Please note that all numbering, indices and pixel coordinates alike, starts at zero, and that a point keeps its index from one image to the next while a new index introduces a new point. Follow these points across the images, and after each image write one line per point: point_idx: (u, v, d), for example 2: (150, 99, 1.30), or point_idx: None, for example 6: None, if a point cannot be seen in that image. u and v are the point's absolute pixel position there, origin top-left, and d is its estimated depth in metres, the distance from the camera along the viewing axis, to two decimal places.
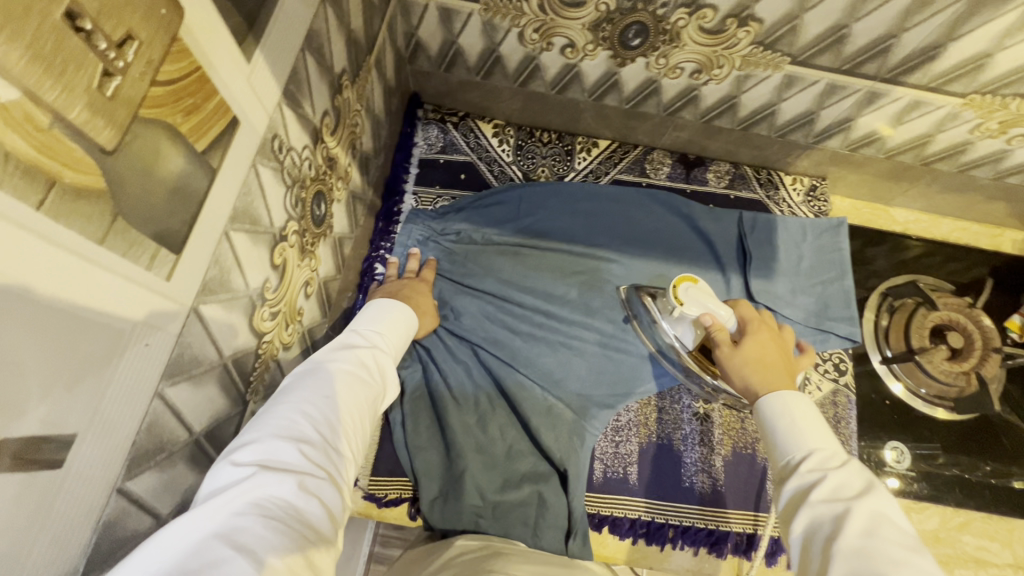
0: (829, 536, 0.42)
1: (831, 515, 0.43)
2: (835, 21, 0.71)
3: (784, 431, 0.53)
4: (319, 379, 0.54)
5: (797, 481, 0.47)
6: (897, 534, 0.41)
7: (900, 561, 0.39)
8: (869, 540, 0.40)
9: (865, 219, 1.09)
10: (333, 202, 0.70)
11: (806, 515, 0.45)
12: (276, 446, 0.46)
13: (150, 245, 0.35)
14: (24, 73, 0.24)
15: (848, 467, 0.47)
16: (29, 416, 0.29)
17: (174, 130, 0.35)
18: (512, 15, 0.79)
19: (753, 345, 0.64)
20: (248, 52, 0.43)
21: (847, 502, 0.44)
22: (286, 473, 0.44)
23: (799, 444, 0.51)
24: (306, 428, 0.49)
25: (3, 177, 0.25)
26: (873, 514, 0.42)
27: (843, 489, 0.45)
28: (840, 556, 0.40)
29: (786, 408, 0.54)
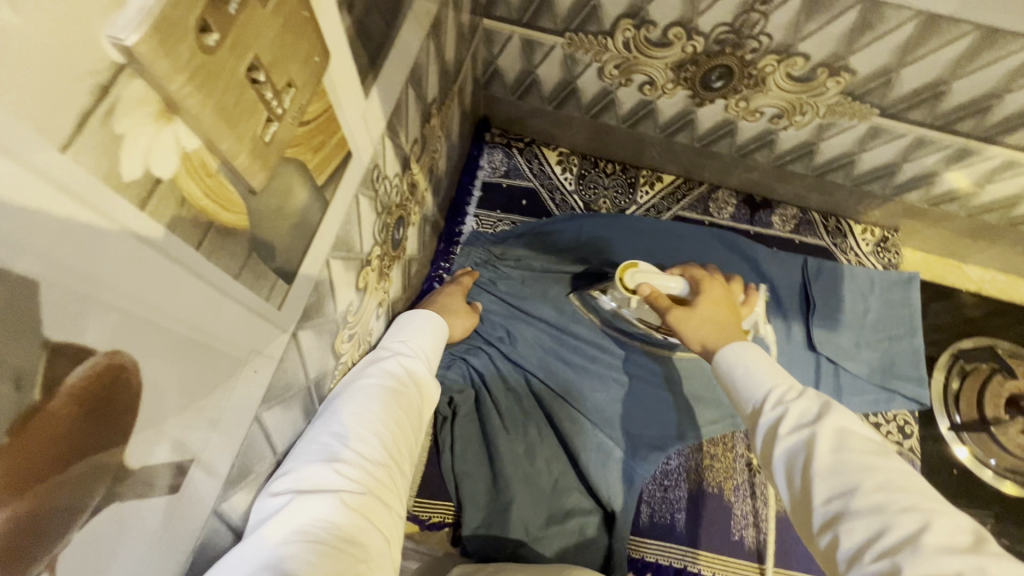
0: (805, 463, 0.42)
1: (800, 442, 0.43)
2: (934, 78, 0.68)
3: (744, 376, 0.51)
4: (350, 397, 0.52)
5: (767, 419, 0.46)
6: (861, 443, 0.42)
7: (871, 466, 0.40)
8: (842, 455, 0.41)
9: (936, 275, 1.04)
10: (409, 226, 0.71)
11: (782, 450, 0.44)
12: (309, 471, 0.45)
13: (271, 277, 0.36)
14: (210, 125, 0.25)
15: (806, 396, 0.46)
16: (162, 444, 0.29)
17: (305, 168, 0.36)
18: (594, 50, 0.80)
19: (705, 306, 0.64)
20: (367, 88, 0.44)
21: (815, 425, 0.44)
22: (321, 494, 0.43)
23: (759, 383, 0.49)
24: (337, 446, 0.47)
25: (178, 222, 0.25)
26: (839, 430, 0.43)
27: (805, 415, 0.45)
28: (820, 475, 0.41)
29: (745, 354, 0.52)
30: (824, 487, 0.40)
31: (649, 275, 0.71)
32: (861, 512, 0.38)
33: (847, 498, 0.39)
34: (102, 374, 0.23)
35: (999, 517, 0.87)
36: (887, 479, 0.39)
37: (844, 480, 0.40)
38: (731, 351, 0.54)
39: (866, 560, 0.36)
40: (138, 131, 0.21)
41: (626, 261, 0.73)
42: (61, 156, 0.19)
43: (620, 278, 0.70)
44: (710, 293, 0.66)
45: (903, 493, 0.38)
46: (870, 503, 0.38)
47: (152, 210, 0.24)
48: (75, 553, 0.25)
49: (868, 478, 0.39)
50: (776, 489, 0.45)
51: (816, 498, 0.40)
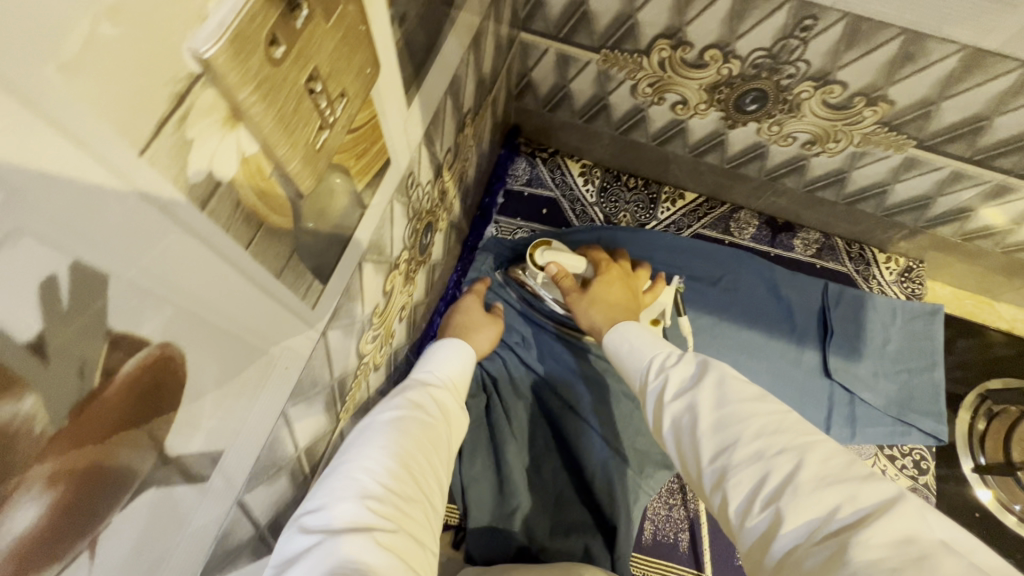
0: (690, 427, 0.43)
1: (683, 406, 0.44)
2: (976, 113, 0.67)
3: (629, 350, 0.54)
4: (381, 428, 0.50)
5: (653, 387, 0.47)
6: (738, 392, 0.42)
7: (749, 414, 0.40)
8: (721, 410, 0.41)
9: (968, 311, 1.01)
10: (436, 231, 0.72)
11: (668, 418, 0.44)
12: (341, 509, 0.42)
13: (309, 278, 0.37)
14: (269, 132, 0.26)
15: (683, 359, 0.47)
16: (198, 435, 0.30)
17: (348, 173, 0.38)
18: (629, 68, 0.80)
19: (599, 289, 0.71)
20: (410, 98, 0.45)
21: (693, 387, 0.44)
22: (355, 533, 0.40)
23: (642, 357, 0.52)
24: (370, 482, 0.45)
25: (232, 222, 0.26)
26: (717, 383, 0.43)
27: (686, 377, 0.46)
28: (704, 435, 0.41)
29: (629, 331, 0.56)
30: (707, 449, 0.41)
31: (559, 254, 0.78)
32: (742, 463, 0.38)
33: (730, 451, 0.39)
34: (152, 365, 0.24)
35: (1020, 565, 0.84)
36: (763, 424, 0.40)
37: (724, 435, 0.40)
38: (619, 331, 0.57)
39: (755, 512, 0.37)
40: (206, 137, 0.23)
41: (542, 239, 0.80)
42: (138, 158, 0.20)
43: (531, 254, 0.77)
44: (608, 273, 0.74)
45: (779, 434, 0.39)
46: (750, 452, 0.39)
47: (211, 210, 0.25)
48: (111, 534, 0.26)
49: (745, 430, 0.40)
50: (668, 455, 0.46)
51: (703, 459, 0.41)
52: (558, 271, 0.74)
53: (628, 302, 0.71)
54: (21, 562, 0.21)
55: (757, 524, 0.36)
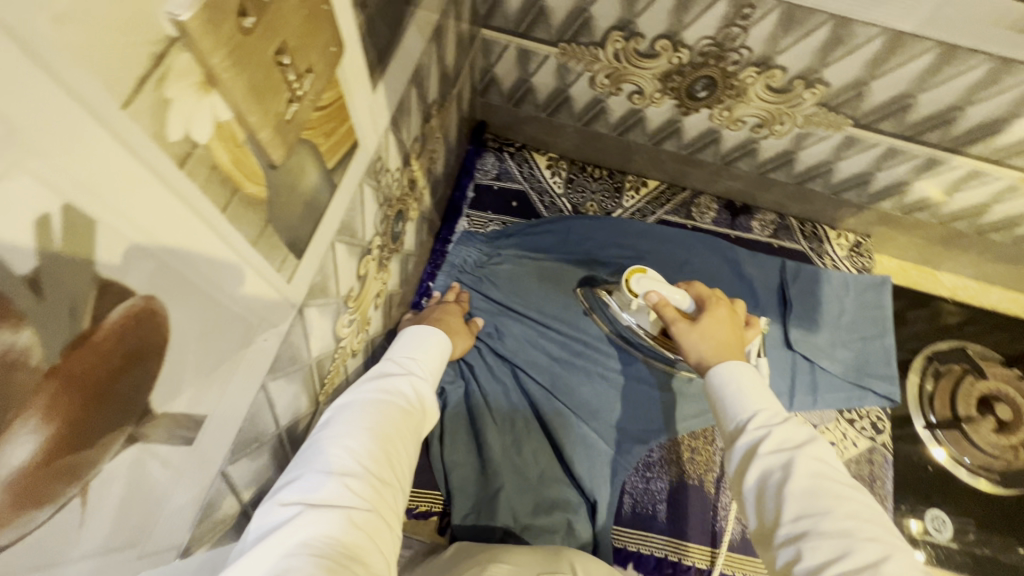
0: (779, 485, 0.45)
1: (777, 463, 0.46)
2: (902, 91, 0.73)
3: (732, 392, 0.53)
4: (361, 407, 0.51)
5: (749, 437, 0.49)
6: (835, 475, 0.45)
7: (842, 496, 0.43)
8: (818, 482, 0.44)
9: (912, 281, 1.09)
10: (407, 220, 0.74)
11: (757, 467, 0.46)
12: (319, 484, 0.43)
13: (283, 250, 0.39)
14: (241, 99, 0.28)
15: (791, 423, 0.48)
16: (182, 395, 0.32)
17: (317, 150, 0.39)
18: (586, 60, 0.84)
19: (709, 322, 0.66)
20: (375, 83, 0.47)
21: (794, 450, 0.46)
22: (331, 510, 0.42)
23: (746, 405, 0.51)
24: (350, 460, 0.46)
25: (208, 184, 0.28)
26: (816, 460, 0.45)
27: (786, 441, 0.47)
28: (794, 495, 0.44)
29: (736, 371, 0.54)
30: (792, 509, 0.43)
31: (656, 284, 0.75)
32: (827, 533, 0.41)
33: (816, 520, 0.42)
34: (137, 316, 0.26)
35: (971, 515, 0.90)
36: (855, 510, 0.42)
37: (816, 504, 0.43)
38: (723, 369, 0.55)
39: None
40: (183, 99, 0.25)
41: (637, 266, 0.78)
42: (121, 112, 0.21)
43: (627, 282, 0.75)
44: (713, 309, 0.68)
45: (867, 525, 0.41)
46: (837, 529, 0.41)
47: (189, 170, 0.26)
48: (101, 484, 0.27)
49: (839, 507, 0.42)
50: (742, 504, 0.48)
51: (784, 516, 0.43)
52: (660, 302, 0.70)
53: (739, 345, 0.64)
54: (21, 492, 0.22)
55: None
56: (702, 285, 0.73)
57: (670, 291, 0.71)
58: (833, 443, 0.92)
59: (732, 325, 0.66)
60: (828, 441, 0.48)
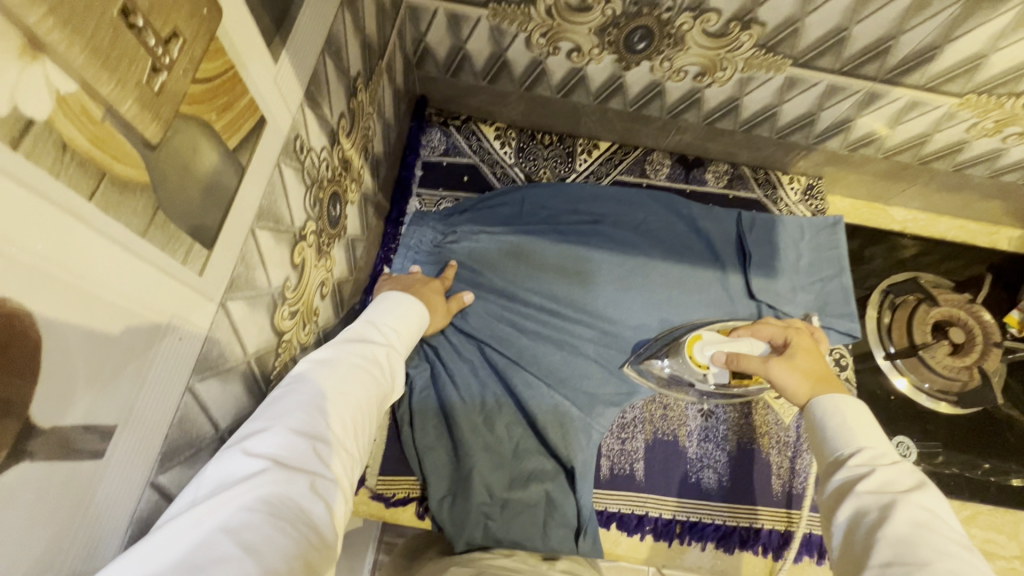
0: (874, 524, 0.43)
1: (875, 503, 0.44)
2: (836, 24, 0.73)
3: (838, 426, 0.53)
4: (338, 368, 0.50)
5: (848, 470, 0.49)
6: (944, 530, 0.41)
7: (946, 551, 0.39)
8: (920, 531, 0.41)
9: (864, 218, 1.11)
10: (347, 204, 0.71)
11: (851, 502, 0.46)
12: (290, 441, 0.43)
13: (186, 239, 0.36)
14: (83, 66, 0.25)
15: (902, 468, 0.47)
16: (75, 404, 0.29)
17: (210, 128, 0.36)
18: (519, 20, 0.81)
19: (799, 358, 0.70)
20: (275, 53, 0.44)
21: (897, 495, 0.44)
22: (296, 471, 0.41)
23: (852, 440, 0.51)
24: (322, 424, 0.45)
25: (60, 167, 0.25)
26: (925, 512, 0.43)
27: (890, 484, 0.45)
28: (888, 539, 0.41)
29: (844, 406, 0.55)
30: (883, 551, 0.41)
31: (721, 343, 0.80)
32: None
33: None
34: None
35: (932, 438, 0.93)
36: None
37: (914, 558, 0.39)
38: (825, 405, 0.55)
39: None
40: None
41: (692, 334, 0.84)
42: None
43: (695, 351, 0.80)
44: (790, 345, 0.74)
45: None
46: None
47: (27, 152, 0.23)
48: None
49: (943, 564, 0.38)
50: (831, 542, 0.46)
51: (873, 561, 0.41)
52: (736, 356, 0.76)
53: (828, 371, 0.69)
54: None
55: None
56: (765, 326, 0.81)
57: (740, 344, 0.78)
58: None
59: (818, 351, 0.72)
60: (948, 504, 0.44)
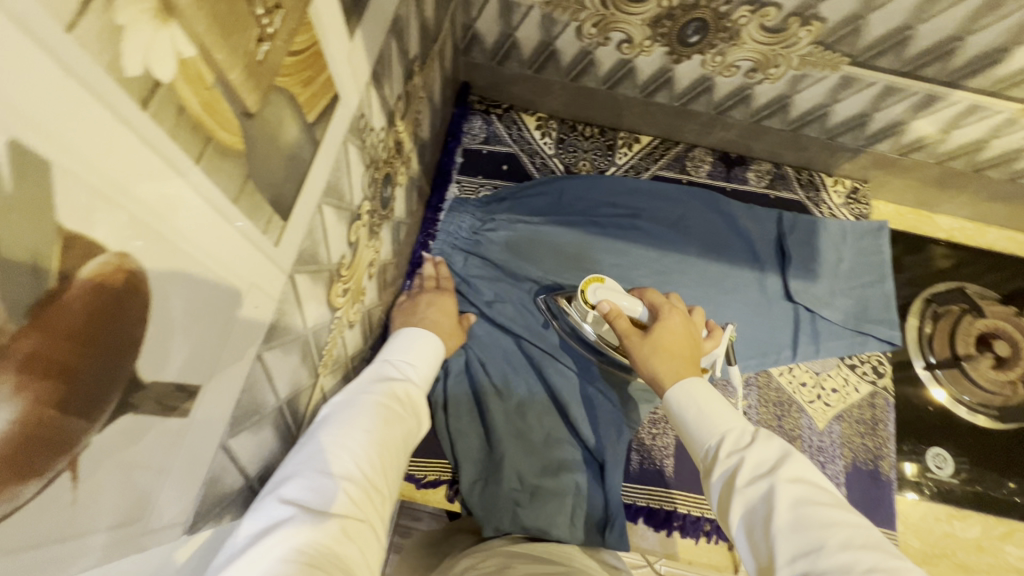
0: (765, 518, 0.45)
1: (759, 495, 0.47)
2: (901, 23, 0.71)
3: (696, 416, 0.56)
4: (360, 410, 0.52)
5: (725, 463, 0.50)
6: (819, 498, 0.45)
7: (830, 520, 0.43)
8: (801, 509, 0.44)
9: (908, 225, 1.08)
10: (396, 186, 0.71)
11: (740, 502, 0.47)
12: (318, 487, 0.44)
13: (267, 210, 0.37)
14: (204, 32, 0.25)
15: (761, 442, 0.50)
16: (171, 360, 0.30)
17: (295, 101, 0.37)
18: (572, 9, 0.81)
19: (662, 334, 0.66)
20: (352, 30, 0.44)
21: (771, 475, 0.47)
22: (327, 518, 0.42)
23: (711, 429, 0.54)
24: (346, 466, 0.47)
25: (176, 128, 0.26)
26: (795, 481, 0.46)
27: (760, 463, 0.49)
28: (782, 531, 0.44)
29: (696, 392, 0.57)
30: (786, 546, 0.43)
31: (612, 292, 0.74)
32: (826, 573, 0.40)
33: (811, 558, 0.41)
34: (111, 274, 0.24)
35: (970, 452, 0.91)
36: (848, 537, 0.42)
37: (807, 539, 0.42)
38: (681, 392, 0.58)
39: None
40: (137, 27, 0.22)
41: (594, 275, 0.78)
42: (66, 36, 0.19)
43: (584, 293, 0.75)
44: (667, 317, 0.69)
45: (864, 552, 0.41)
46: (836, 560, 0.40)
47: (154, 112, 0.24)
48: (92, 458, 0.25)
49: (829, 535, 0.42)
50: (736, 544, 0.48)
51: (779, 554, 0.43)
52: (613, 312, 0.71)
53: (689, 351, 0.65)
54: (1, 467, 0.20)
55: None
56: (657, 292, 0.74)
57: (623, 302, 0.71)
58: (835, 389, 0.93)
59: (683, 332, 0.67)
60: (807, 458, 0.49)
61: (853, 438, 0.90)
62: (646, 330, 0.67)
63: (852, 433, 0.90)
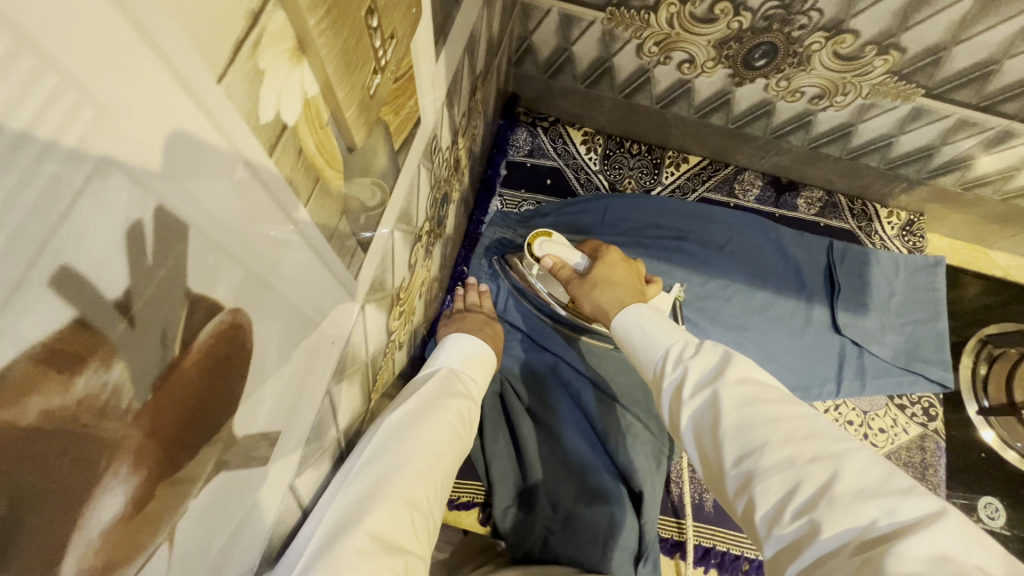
0: (712, 423, 0.42)
1: (703, 404, 0.43)
2: (987, 57, 0.68)
3: (640, 339, 0.54)
4: (428, 428, 0.50)
5: (672, 377, 0.47)
6: (765, 394, 0.41)
7: (774, 417, 0.39)
8: (744, 409, 0.40)
9: (963, 260, 1.04)
10: (450, 202, 0.69)
11: (687, 413, 0.44)
12: (388, 513, 0.41)
13: (353, 243, 0.35)
14: (331, 70, 0.23)
15: (703, 350, 0.47)
16: (259, 411, 0.28)
17: (388, 130, 0.35)
18: (636, 26, 0.78)
19: (599, 270, 0.68)
20: (438, 52, 0.42)
21: (713, 383, 0.43)
22: (394, 551, 0.40)
23: (656, 346, 0.51)
24: (414, 492, 0.44)
25: (293, 172, 0.24)
26: (741, 382, 0.42)
27: (706, 370, 0.45)
28: (728, 435, 0.40)
29: (638, 316, 0.56)
30: (730, 448, 0.40)
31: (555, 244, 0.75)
32: (770, 469, 0.37)
33: (756, 456, 0.38)
34: (223, 332, 0.22)
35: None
36: (793, 430, 0.38)
37: (751, 437, 0.39)
38: (628, 317, 0.56)
39: (785, 520, 0.35)
40: (276, 70, 0.20)
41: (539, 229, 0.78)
42: (215, 86, 0.17)
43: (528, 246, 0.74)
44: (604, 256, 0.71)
45: (811, 440, 0.37)
46: (779, 457, 0.37)
47: (277, 157, 0.22)
48: (189, 522, 0.24)
49: (772, 432, 0.38)
50: (686, 449, 0.45)
51: (727, 461, 0.40)
52: (555, 263, 0.72)
53: (629, 278, 0.67)
54: (110, 550, 0.18)
55: (787, 533, 0.35)
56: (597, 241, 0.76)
57: (564, 251, 0.72)
58: (883, 430, 0.89)
59: (620, 263, 0.69)
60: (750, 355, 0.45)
61: None
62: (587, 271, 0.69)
63: None
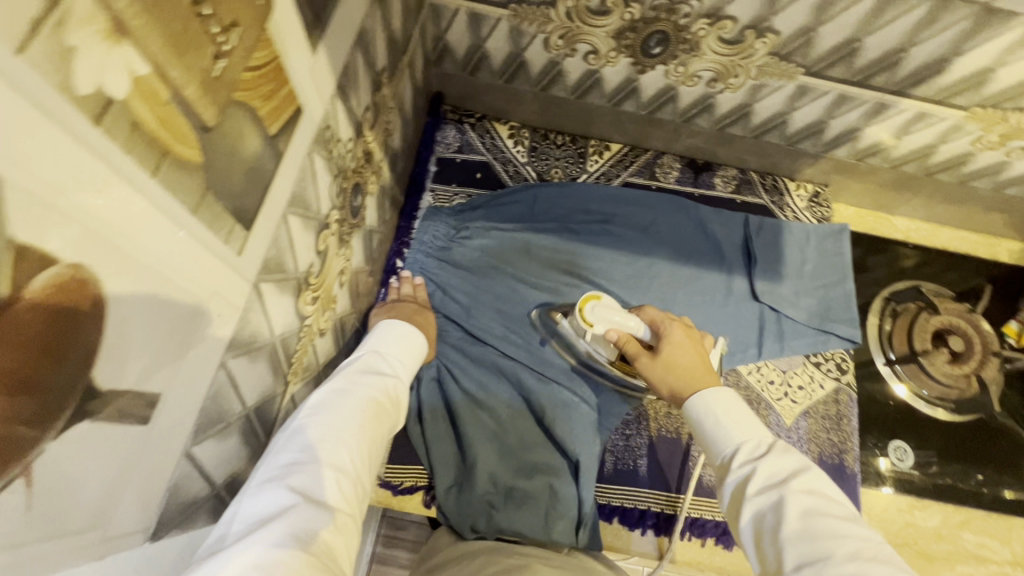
0: (774, 526, 0.45)
1: (770, 503, 0.47)
2: (848, 35, 0.75)
3: (714, 425, 0.55)
4: (357, 401, 0.53)
5: (735, 473, 0.50)
6: (828, 508, 0.45)
7: (840, 533, 0.42)
8: (809, 519, 0.44)
9: (868, 226, 1.12)
10: (367, 194, 0.72)
11: (750, 508, 0.47)
12: (315, 477, 0.44)
13: (229, 220, 0.37)
14: (158, 51, 0.27)
15: (776, 452, 0.50)
16: (131, 368, 0.30)
17: (256, 115, 0.38)
18: (539, 21, 0.83)
19: (670, 351, 0.68)
20: (314, 45, 0.45)
21: (781, 486, 0.47)
22: (321, 507, 0.43)
23: (728, 437, 0.53)
24: (340, 457, 0.47)
25: (133, 144, 0.27)
26: (807, 493, 0.46)
27: (773, 473, 0.48)
28: (791, 542, 0.43)
29: (712, 401, 0.56)
30: (794, 553, 0.43)
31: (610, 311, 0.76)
32: None
33: (818, 568, 0.41)
34: (64, 285, 0.24)
35: (930, 445, 0.94)
36: (857, 551, 0.41)
37: (816, 548, 0.42)
38: (699, 399, 0.57)
39: None
40: (88, 48, 0.23)
41: (590, 294, 0.78)
42: (15, 58, 0.20)
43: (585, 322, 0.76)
44: (667, 333, 0.71)
45: (874, 564, 0.40)
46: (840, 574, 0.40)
47: (107, 128, 0.25)
48: (47, 464, 0.26)
49: (837, 547, 0.41)
50: (744, 546, 0.48)
51: (786, 565, 0.43)
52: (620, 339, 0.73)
53: (701, 360, 0.67)
54: None
55: None
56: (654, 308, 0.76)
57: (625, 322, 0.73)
58: (801, 387, 0.95)
59: (687, 341, 0.69)
60: (823, 470, 0.48)
61: (819, 433, 0.92)
62: (656, 351, 0.69)
63: (818, 428, 0.92)
